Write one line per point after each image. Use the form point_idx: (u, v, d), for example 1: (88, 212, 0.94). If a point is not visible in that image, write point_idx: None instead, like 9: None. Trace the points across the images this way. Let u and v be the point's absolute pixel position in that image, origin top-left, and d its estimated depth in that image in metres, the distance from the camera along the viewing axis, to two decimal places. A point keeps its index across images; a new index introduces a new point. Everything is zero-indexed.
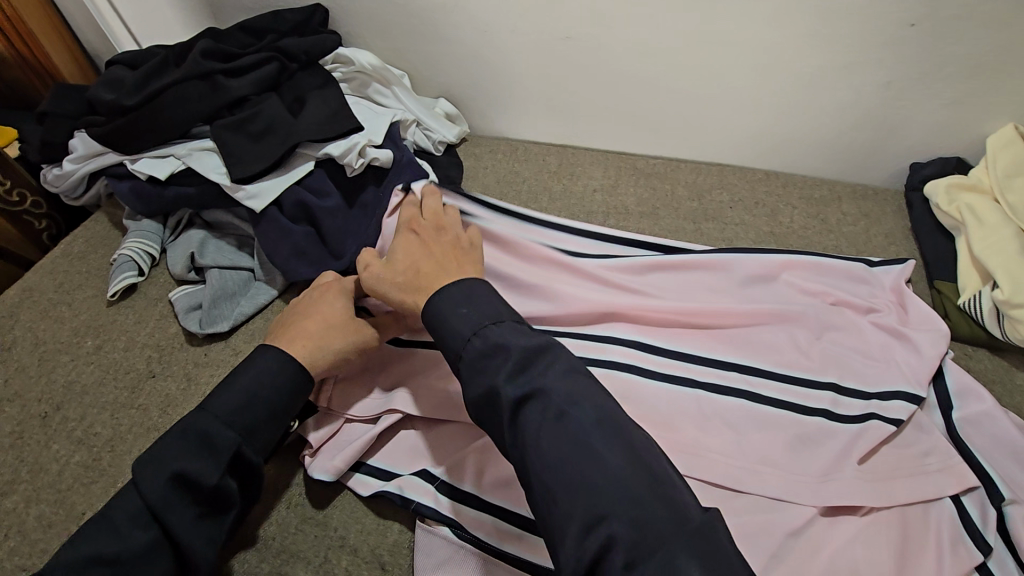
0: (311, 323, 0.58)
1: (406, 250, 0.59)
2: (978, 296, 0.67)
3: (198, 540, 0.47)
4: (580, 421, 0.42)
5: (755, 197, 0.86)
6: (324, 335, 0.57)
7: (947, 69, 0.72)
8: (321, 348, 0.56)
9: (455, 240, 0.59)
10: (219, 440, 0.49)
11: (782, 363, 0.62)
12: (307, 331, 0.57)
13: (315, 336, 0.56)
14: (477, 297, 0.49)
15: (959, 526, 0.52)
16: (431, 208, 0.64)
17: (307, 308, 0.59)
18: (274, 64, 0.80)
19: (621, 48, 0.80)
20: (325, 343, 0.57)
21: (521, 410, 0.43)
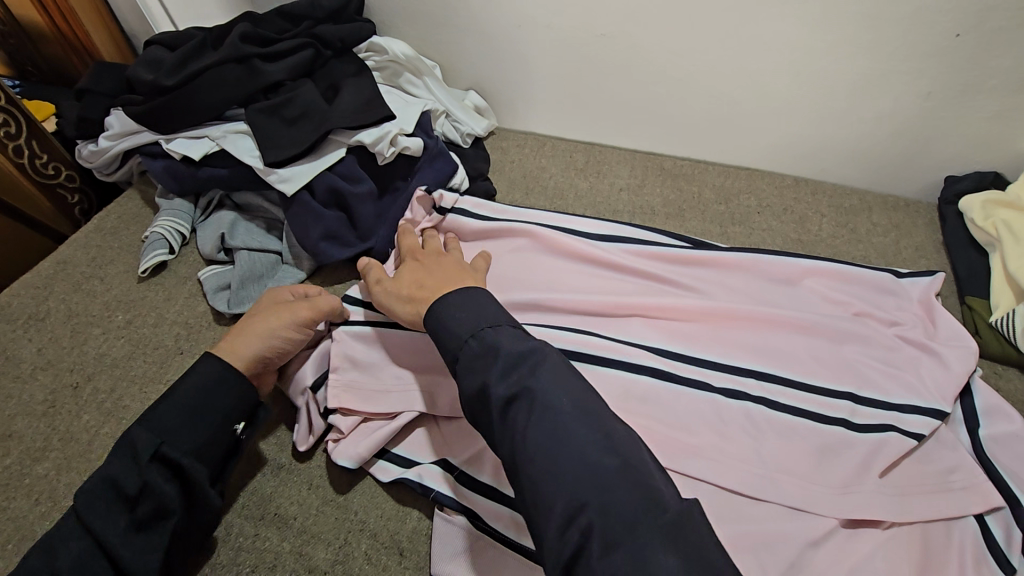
0: (237, 323, 0.58)
1: (410, 274, 0.60)
2: (1011, 314, 0.64)
3: (129, 550, 0.46)
4: (564, 417, 0.43)
5: (783, 203, 0.85)
6: (248, 325, 0.57)
7: (992, 80, 0.71)
8: (245, 336, 0.56)
9: (454, 260, 0.62)
10: (139, 442, 0.48)
11: (801, 371, 0.62)
12: (232, 331, 0.57)
13: (239, 329, 0.57)
14: (475, 301, 0.50)
15: (981, 544, 0.51)
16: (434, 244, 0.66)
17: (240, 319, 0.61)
18: (309, 50, 0.81)
19: (656, 46, 0.79)
20: (248, 330, 0.57)
21: (509, 410, 0.44)
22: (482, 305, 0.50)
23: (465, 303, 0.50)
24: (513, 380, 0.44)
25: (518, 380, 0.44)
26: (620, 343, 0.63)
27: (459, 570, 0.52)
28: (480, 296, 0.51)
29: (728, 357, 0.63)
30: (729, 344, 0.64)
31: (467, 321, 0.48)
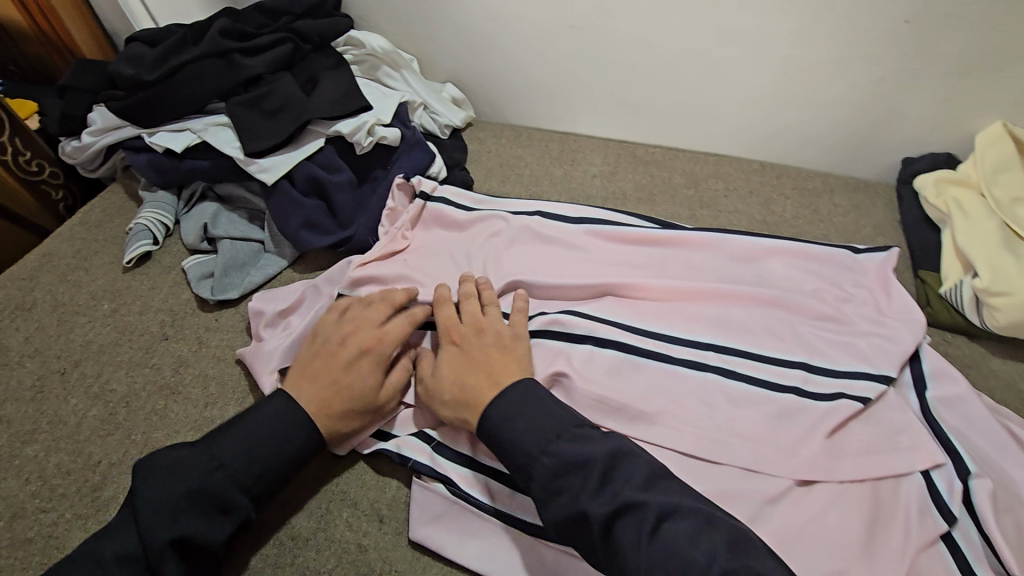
0: (338, 394, 0.56)
1: (450, 365, 0.57)
2: (959, 286, 0.67)
3: None
4: (676, 531, 0.43)
5: (750, 186, 0.88)
6: (350, 410, 0.57)
7: (941, 65, 0.74)
8: (344, 423, 0.57)
9: (497, 340, 0.59)
10: (231, 499, 0.50)
11: (760, 344, 0.65)
12: (331, 405, 0.56)
13: (339, 409, 0.56)
14: (533, 411, 0.51)
15: (926, 497, 0.54)
16: (470, 310, 0.62)
17: (336, 370, 0.57)
18: (288, 45, 0.83)
19: (625, 38, 0.82)
20: (347, 418, 0.57)
21: (615, 525, 0.44)
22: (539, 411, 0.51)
23: (522, 414, 0.51)
24: (614, 496, 0.45)
25: (612, 495, 0.45)
26: (591, 320, 0.66)
27: (436, 532, 0.55)
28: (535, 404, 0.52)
29: (690, 333, 0.66)
30: (693, 320, 0.67)
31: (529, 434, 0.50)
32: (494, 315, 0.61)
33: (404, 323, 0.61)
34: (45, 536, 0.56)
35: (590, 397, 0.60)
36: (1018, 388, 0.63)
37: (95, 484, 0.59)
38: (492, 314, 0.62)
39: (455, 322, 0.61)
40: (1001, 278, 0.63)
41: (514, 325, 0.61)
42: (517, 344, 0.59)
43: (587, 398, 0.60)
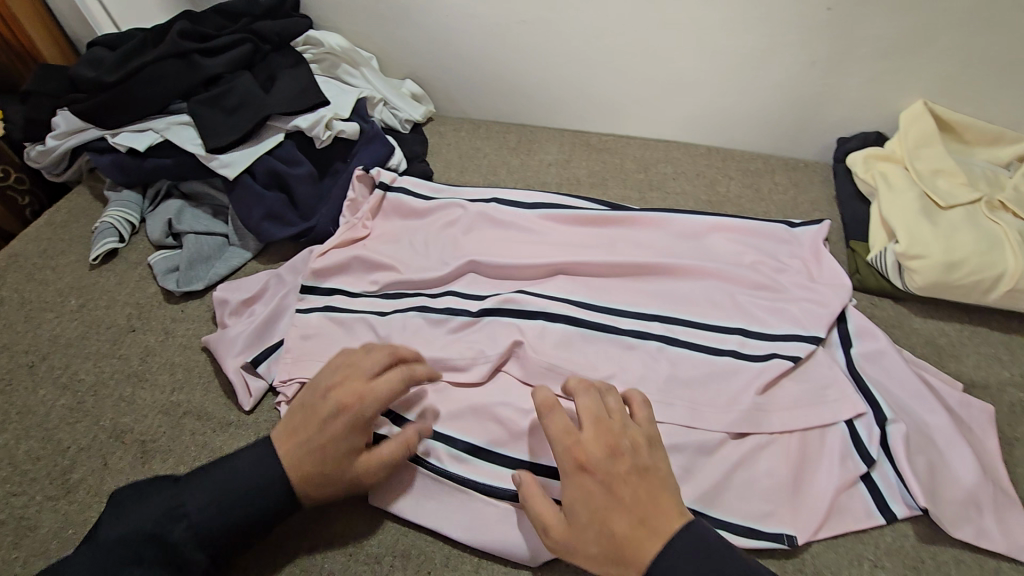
0: (315, 456, 0.52)
1: (588, 509, 0.47)
2: (884, 253, 0.72)
3: None
4: None
5: (696, 169, 0.92)
6: (324, 478, 0.52)
7: (865, 47, 0.79)
8: (317, 489, 0.52)
9: (639, 465, 0.48)
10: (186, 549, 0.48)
11: (701, 313, 0.69)
12: (302, 469, 0.51)
13: (310, 474, 0.52)
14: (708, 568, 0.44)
15: (849, 443, 0.58)
16: (591, 415, 0.51)
17: (313, 429, 0.52)
18: (247, 45, 0.86)
19: (572, 31, 0.86)
20: (320, 486, 0.52)
21: None
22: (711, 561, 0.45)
23: (696, 563, 0.45)
24: None
25: None
26: (543, 297, 0.69)
27: (393, 494, 0.59)
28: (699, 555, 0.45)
29: (638, 306, 0.69)
30: (641, 293, 0.71)
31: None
32: (621, 421, 0.51)
33: (393, 380, 0.55)
34: (16, 518, 0.58)
35: (542, 365, 0.63)
36: (936, 343, 0.68)
37: (64, 469, 0.61)
38: (617, 419, 0.51)
39: (578, 439, 0.50)
40: (916, 242, 0.68)
41: (639, 428, 0.51)
42: (656, 464, 0.49)
43: (537, 367, 0.63)
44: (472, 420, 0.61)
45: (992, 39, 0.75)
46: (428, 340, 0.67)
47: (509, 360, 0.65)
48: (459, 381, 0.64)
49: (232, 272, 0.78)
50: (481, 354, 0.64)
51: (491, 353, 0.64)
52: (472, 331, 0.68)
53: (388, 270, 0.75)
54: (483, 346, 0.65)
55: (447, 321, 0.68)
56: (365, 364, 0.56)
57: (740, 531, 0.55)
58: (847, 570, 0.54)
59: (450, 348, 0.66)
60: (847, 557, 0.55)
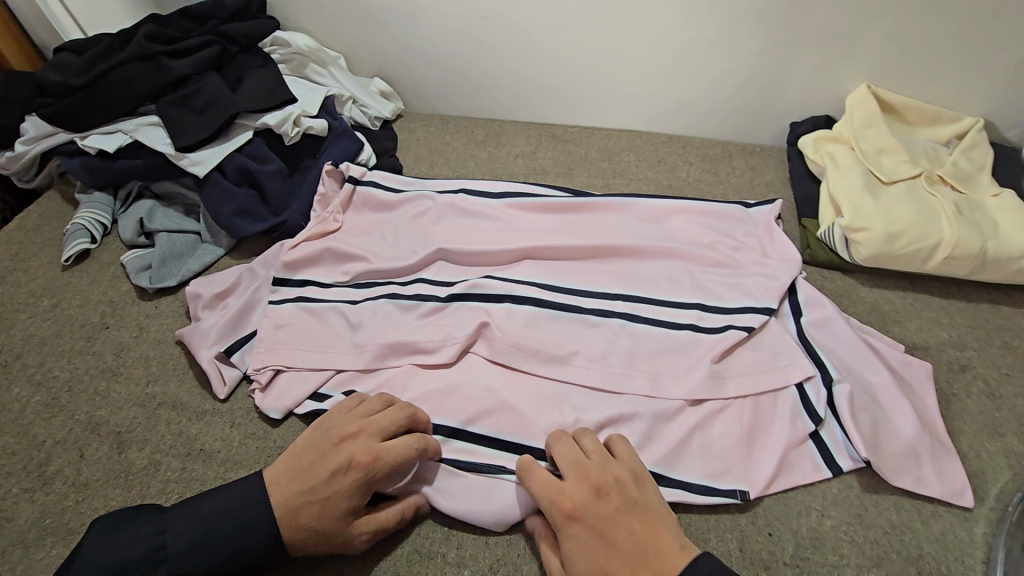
0: (314, 506, 0.51)
1: (588, 556, 0.47)
2: (831, 228, 0.75)
3: None
4: None
5: (658, 155, 0.96)
6: (319, 533, 0.51)
7: (810, 35, 0.83)
8: (308, 541, 0.51)
9: (626, 500, 0.50)
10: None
11: (661, 291, 0.71)
12: (299, 520, 0.50)
13: (307, 524, 0.51)
14: None
15: (799, 404, 0.61)
16: (569, 462, 0.53)
17: (320, 478, 0.52)
18: (214, 47, 0.87)
19: (532, 26, 0.89)
20: (313, 538, 0.51)
21: None
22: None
23: None
24: None
25: None
26: (509, 281, 0.71)
27: None
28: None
29: (601, 286, 0.72)
30: (604, 274, 0.73)
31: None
32: (602, 459, 0.53)
33: (409, 445, 0.55)
34: None
35: (508, 344, 0.65)
36: (881, 310, 0.72)
37: (40, 462, 0.63)
38: (597, 461, 0.53)
39: (557, 485, 0.51)
40: (860, 215, 0.72)
41: (620, 464, 0.53)
42: (644, 499, 0.50)
43: (504, 345, 0.66)
44: (441, 398, 0.63)
45: (926, 24, 0.80)
46: (398, 324, 0.69)
47: (477, 342, 0.67)
48: (427, 363, 0.66)
49: (205, 268, 0.79)
50: (450, 336, 0.66)
51: (459, 334, 0.66)
52: (441, 315, 0.70)
53: (359, 261, 0.76)
54: (451, 329, 0.67)
55: (417, 307, 0.70)
56: (377, 420, 0.56)
57: (703, 490, 0.57)
58: (797, 520, 0.57)
59: (419, 332, 0.68)
60: (797, 508, 0.58)
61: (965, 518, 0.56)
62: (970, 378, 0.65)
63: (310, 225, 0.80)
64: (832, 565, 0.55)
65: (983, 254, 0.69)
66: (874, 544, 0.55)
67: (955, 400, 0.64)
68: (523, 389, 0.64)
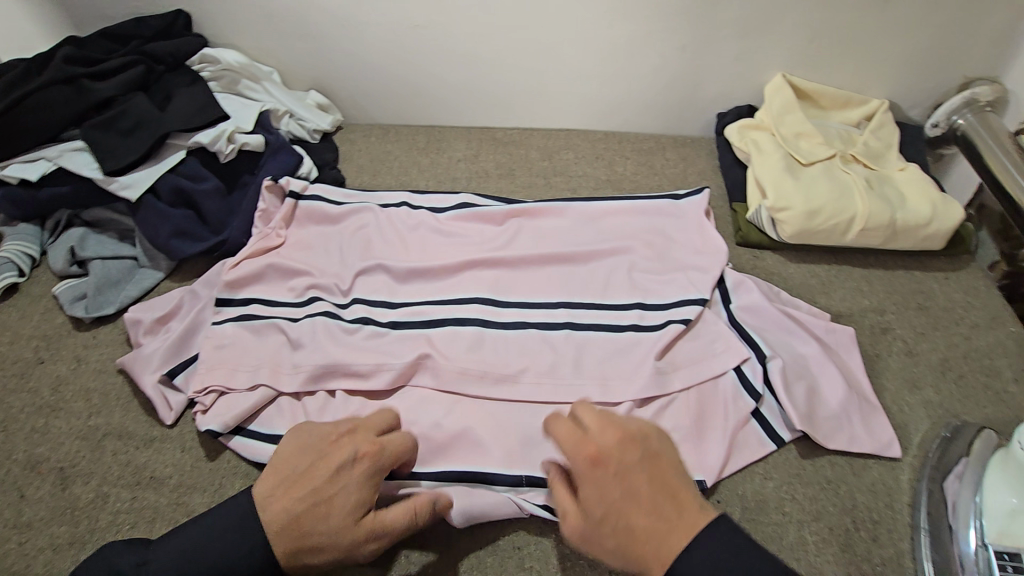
0: (317, 507, 0.49)
1: (607, 504, 0.45)
2: (759, 210, 0.80)
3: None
4: None
5: (595, 152, 0.99)
6: (319, 541, 0.49)
7: (726, 29, 0.88)
8: (309, 551, 0.49)
9: (650, 451, 0.46)
10: None
11: (602, 296, 0.74)
12: (298, 526, 0.48)
13: (310, 531, 0.49)
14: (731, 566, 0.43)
15: (739, 386, 0.64)
16: (590, 414, 0.49)
17: (322, 477, 0.50)
18: (140, 67, 0.86)
19: (463, 32, 0.91)
20: (314, 544, 0.49)
21: None
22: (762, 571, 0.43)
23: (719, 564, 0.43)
24: None
25: None
26: (450, 304, 0.73)
27: None
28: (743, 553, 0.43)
29: (542, 296, 0.74)
30: (545, 282, 0.76)
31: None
32: (621, 414, 0.49)
33: (404, 440, 0.56)
34: None
35: (454, 370, 0.67)
36: (808, 283, 0.77)
37: None
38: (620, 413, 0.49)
39: (581, 437, 0.48)
40: (781, 196, 0.77)
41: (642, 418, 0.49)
42: (666, 454, 0.47)
43: (451, 373, 0.67)
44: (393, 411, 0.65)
45: (827, 15, 0.86)
46: (341, 344, 0.69)
47: (418, 373, 0.67)
48: (361, 389, 0.66)
49: (144, 293, 0.77)
50: (385, 362, 0.67)
51: (394, 363, 0.67)
52: (379, 341, 0.70)
53: (304, 276, 0.76)
54: (386, 356, 0.68)
55: (358, 330, 0.71)
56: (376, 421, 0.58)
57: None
58: (742, 485, 0.61)
59: (355, 354, 0.68)
60: (742, 473, 0.62)
61: (892, 467, 0.61)
62: (890, 339, 0.71)
63: (251, 243, 0.79)
64: (776, 523, 0.58)
65: (893, 225, 0.75)
66: (813, 500, 0.60)
67: (878, 360, 0.69)
68: (473, 393, 0.66)
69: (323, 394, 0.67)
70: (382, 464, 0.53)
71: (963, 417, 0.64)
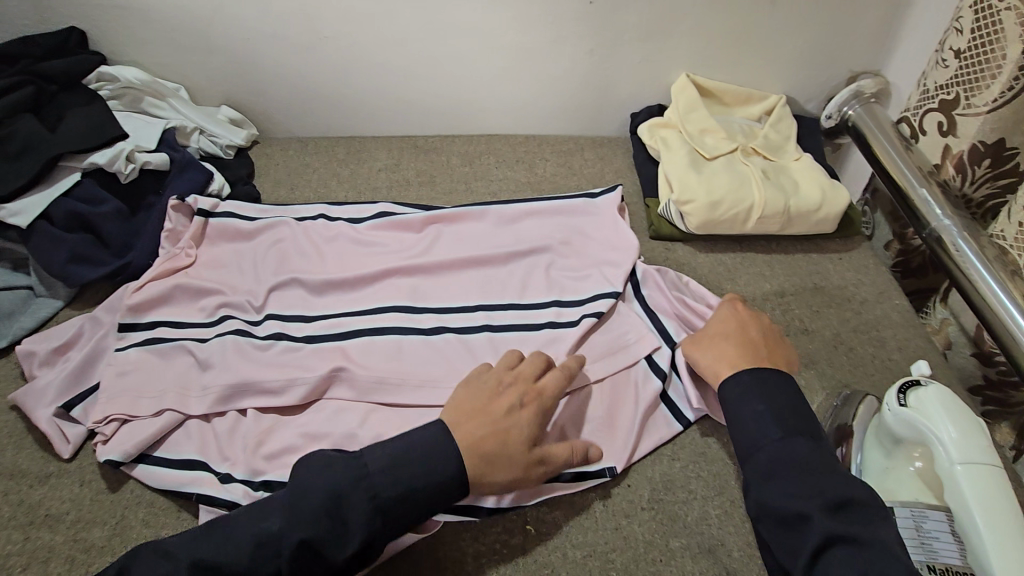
0: (497, 435, 0.54)
1: (724, 327, 0.63)
2: (667, 204, 0.83)
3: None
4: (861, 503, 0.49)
5: (516, 156, 1.00)
6: (497, 459, 0.54)
7: (629, 32, 0.91)
8: (488, 473, 0.53)
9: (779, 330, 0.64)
10: None
11: (520, 296, 0.75)
12: (486, 447, 0.53)
13: (490, 452, 0.53)
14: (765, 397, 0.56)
15: (649, 372, 0.67)
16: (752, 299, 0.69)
17: (499, 413, 0.56)
18: (30, 87, 0.83)
19: (373, 42, 0.91)
20: (494, 468, 0.53)
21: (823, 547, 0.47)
22: (787, 402, 0.56)
23: (764, 401, 0.56)
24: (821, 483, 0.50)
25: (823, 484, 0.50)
26: (367, 314, 0.73)
27: None
28: (781, 390, 0.57)
29: (461, 300, 0.75)
30: (464, 287, 0.76)
31: (797, 454, 0.52)
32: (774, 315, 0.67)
33: (559, 375, 0.60)
34: None
35: (370, 379, 0.66)
36: (716, 272, 0.80)
37: None
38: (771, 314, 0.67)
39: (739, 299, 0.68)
40: (686, 190, 0.80)
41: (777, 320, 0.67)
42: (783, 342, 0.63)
43: (367, 382, 0.66)
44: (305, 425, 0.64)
45: (722, 16, 0.90)
46: (252, 362, 0.67)
47: (333, 386, 0.66)
48: (273, 406, 0.65)
49: (40, 324, 0.74)
50: (298, 377, 0.66)
51: (307, 376, 0.66)
52: (293, 355, 0.69)
53: (214, 295, 0.74)
54: (300, 370, 0.67)
55: (271, 345, 0.69)
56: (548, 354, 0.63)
57: (572, 476, 0.60)
58: (653, 468, 0.63)
59: (267, 370, 0.67)
60: (652, 457, 0.63)
61: None
62: (790, 319, 0.74)
63: (156, 264, 0.76)
64: (682, 502, 0.60)
65: (788, 212, 0.79)
66: (717, 476, 0.62)
67: None
68: (390, 402, 0.65)
69: (235, 413, 0.64)
70: (549, 404, 0.58)
71: (855, 386, 0.68)
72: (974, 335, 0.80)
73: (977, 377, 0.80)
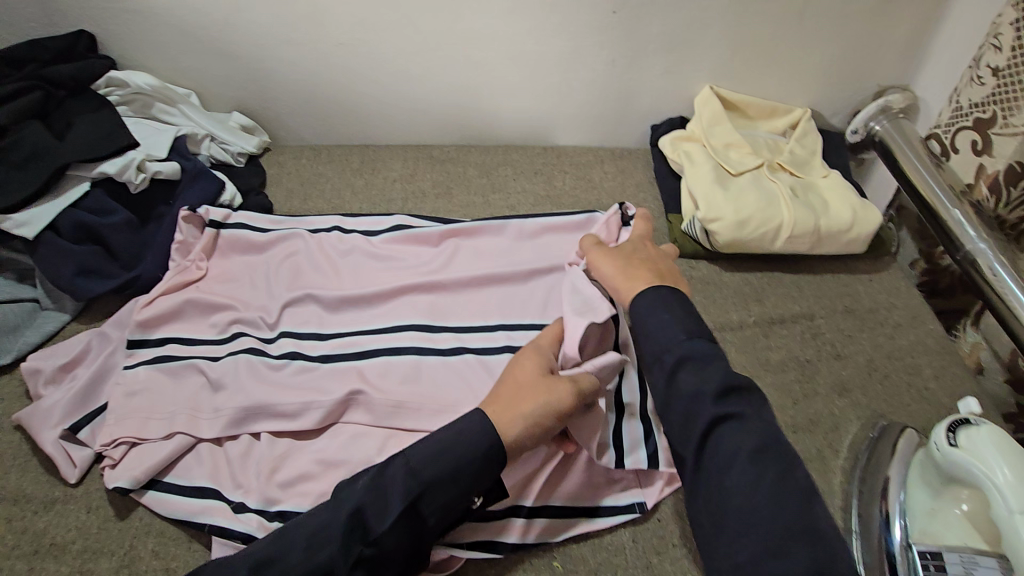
0: (507, 382, 0.57)
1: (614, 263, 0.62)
2: (692, 222, 0.80)
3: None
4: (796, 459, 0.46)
5: (534, 167, 0.98)
6: (521, 396, 0.54)
7: (653, 43, 0.89)
8: (516, 411, 0.54)
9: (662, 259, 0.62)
10: None
11: (542, 316, 0.72)
12: (500, 395, 0.55)
13: (504, 396, 0.55)
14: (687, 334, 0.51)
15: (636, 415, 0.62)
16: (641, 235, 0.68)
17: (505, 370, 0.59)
18: (37, 92, 0.80)
19: (389, 51, 0.89)
20: (519, 405, 0.54)
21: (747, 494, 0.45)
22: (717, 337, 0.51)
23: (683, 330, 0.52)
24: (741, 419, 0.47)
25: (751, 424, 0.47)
26: (384, 333, 0.70)
27: None
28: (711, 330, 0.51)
29: (480, 319, 0.72)
30: (484, 307, 0.73)
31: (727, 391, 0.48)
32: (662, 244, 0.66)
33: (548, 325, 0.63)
34: None
35: (389, 403, 0.63)
36: (743, 291, 0.78)
37: None
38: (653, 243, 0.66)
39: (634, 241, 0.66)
40: (712, 207, 0.77)
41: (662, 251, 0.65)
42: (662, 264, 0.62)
43: (384, 406, 0.63)
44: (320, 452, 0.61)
45: (749, 28, 0.88)
46: (265, 384, 0.65)
47: (349, 410, 0.64)
48: (288, 430, 0.62)
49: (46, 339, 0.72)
50: (314, 400, 0.63)
51: (323, 400, 0.63)
52: (308, 376, 0.66)
53: (226, 310, 0.72)
54: (316, 394, 0.64)
55: (285, 365, 0.67)
56: None
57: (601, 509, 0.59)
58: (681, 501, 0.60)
59: (281, 393, 0.64)
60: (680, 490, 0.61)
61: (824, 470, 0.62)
62: (820, 344, 0.72)
63: (166, 278, 0.74)
64: None
65: (818, 231, 0.77)
66: None
67: (809, 365, 0.70)
68: (409, 427, 0.62)
69: (248, 437, 0.62)
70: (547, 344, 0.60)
71: (890, 417, 0.66)
72: (1008, 361, 0.77)
73: (1011, 405, 0.78)
